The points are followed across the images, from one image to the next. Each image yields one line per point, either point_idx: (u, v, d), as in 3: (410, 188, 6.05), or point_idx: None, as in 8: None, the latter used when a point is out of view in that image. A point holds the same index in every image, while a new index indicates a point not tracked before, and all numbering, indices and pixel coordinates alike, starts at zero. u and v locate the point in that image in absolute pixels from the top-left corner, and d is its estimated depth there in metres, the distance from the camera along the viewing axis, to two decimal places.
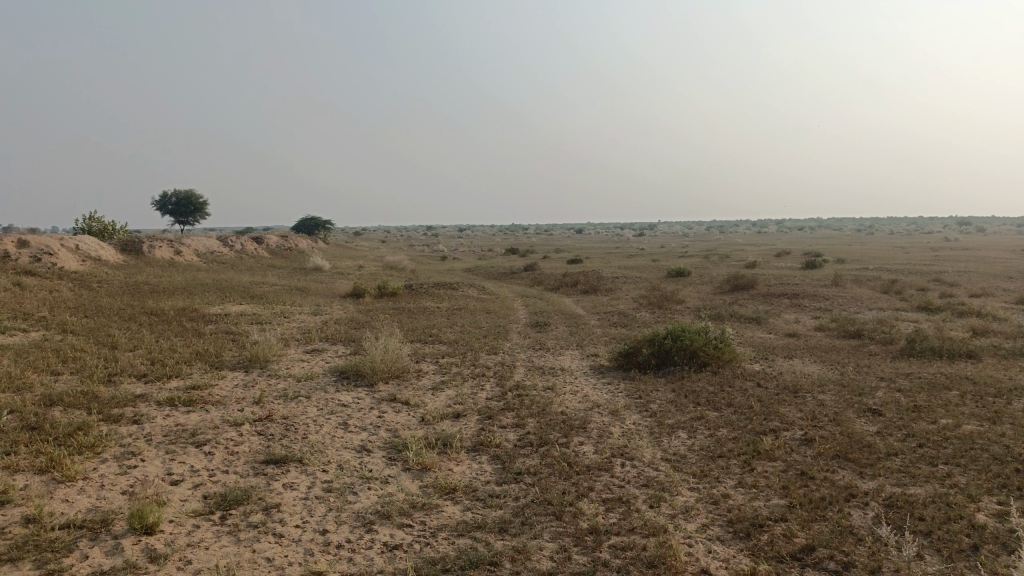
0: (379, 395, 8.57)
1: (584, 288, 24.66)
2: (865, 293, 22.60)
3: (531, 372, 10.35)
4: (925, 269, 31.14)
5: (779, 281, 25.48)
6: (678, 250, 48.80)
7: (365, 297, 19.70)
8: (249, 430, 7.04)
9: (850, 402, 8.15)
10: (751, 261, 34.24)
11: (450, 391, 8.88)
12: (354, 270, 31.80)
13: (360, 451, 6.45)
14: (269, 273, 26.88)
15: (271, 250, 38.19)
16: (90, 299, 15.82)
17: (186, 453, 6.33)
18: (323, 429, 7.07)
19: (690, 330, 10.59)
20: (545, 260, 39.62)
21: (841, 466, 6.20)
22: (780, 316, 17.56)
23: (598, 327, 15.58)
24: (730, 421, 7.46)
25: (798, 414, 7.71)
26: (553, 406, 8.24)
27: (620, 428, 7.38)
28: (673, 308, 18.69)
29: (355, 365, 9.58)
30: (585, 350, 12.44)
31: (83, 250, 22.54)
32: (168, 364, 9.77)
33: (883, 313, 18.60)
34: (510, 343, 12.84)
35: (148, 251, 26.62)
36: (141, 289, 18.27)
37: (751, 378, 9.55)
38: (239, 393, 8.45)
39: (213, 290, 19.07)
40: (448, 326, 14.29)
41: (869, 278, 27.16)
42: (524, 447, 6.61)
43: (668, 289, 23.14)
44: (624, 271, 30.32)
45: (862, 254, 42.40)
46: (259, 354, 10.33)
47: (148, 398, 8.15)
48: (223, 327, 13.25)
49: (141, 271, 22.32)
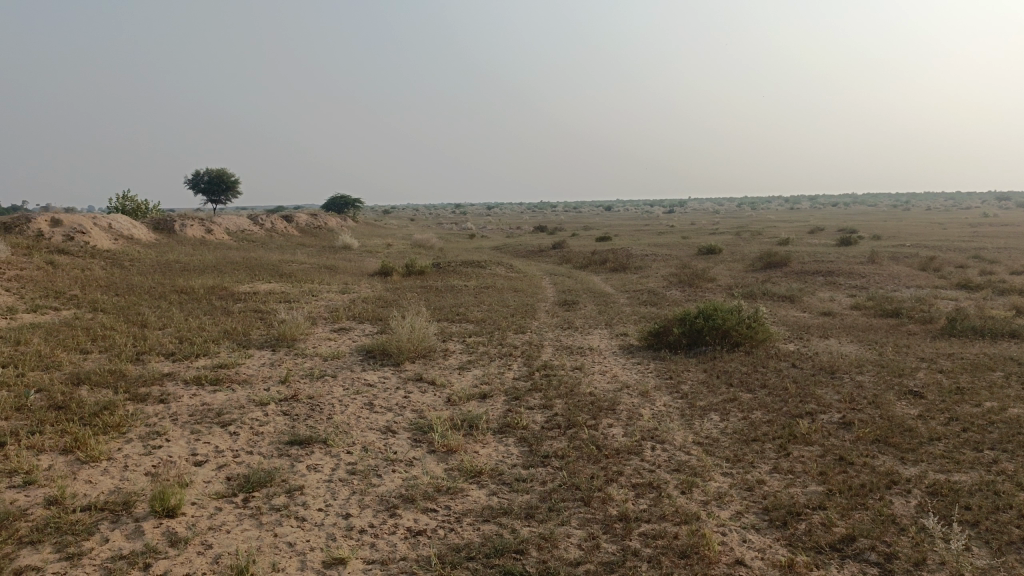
0: (405, 374, 8.48)
1: (613, 266, 24.38)
2: (903, 270, 22.04)
3: (559, 351, 10.19)
4: (965, 246, 30.32)
5: (813, 258, 24.97)
6: (710, 227, 48.14)
7: (393, 275, 19.66)
8: (275, 410, 6.99)
9: (889, 384, 7.87)
10: (784, 238, 33.61)
11: (477, 371, 8.76)
12: (383, 248, 31.83)
13: (384, 432, 6.36)
14: (299, 251, 27.00)
15: (301, 228, 38.38)
16: (121, 277, 15.95)
17: (211, 433, 6.29)
18: (349, 409, 6.99)
19: (723, 309, 10.34)
20: (574, 237, 39.32)
21: (881, 451, 5.97)
22: (814, 294, 17.17)
23: (627, 305, 15.35)
24: (764, 403, 7.24)
25: (835, 396, 7.46)
26: (582, 386, 8.07)
27: (650, 410, 7.20)
28: (704, 286, 18.37)
29: (382, 344, 9.50)
30: (614, 329, 12.23)
31: (116, 229, 22.78)
32: (196, 342, 9.77)
33: (922, 291, 18.11)
34: (537, 322, 12.70)
35: (180, 229, 26.86)
36: (172, 267, 18.41)
37: (785, 359, 9.29)
38: (265, 373, 8.41)
39: (242, 268, 19.15)
40: (475, 305, 14.17)
41: (907, 255, 26.50)
42: (552, 429, 6.47)
43: (699, 266, 22.79)
44: (654, 249, 29.93)
45: (899, 230, 41.40)
46: (286, 333, 10.30)
47: (174, 377, 8.14)
48: (252, 305, 13.27)
49: (172, 249, 22.52)
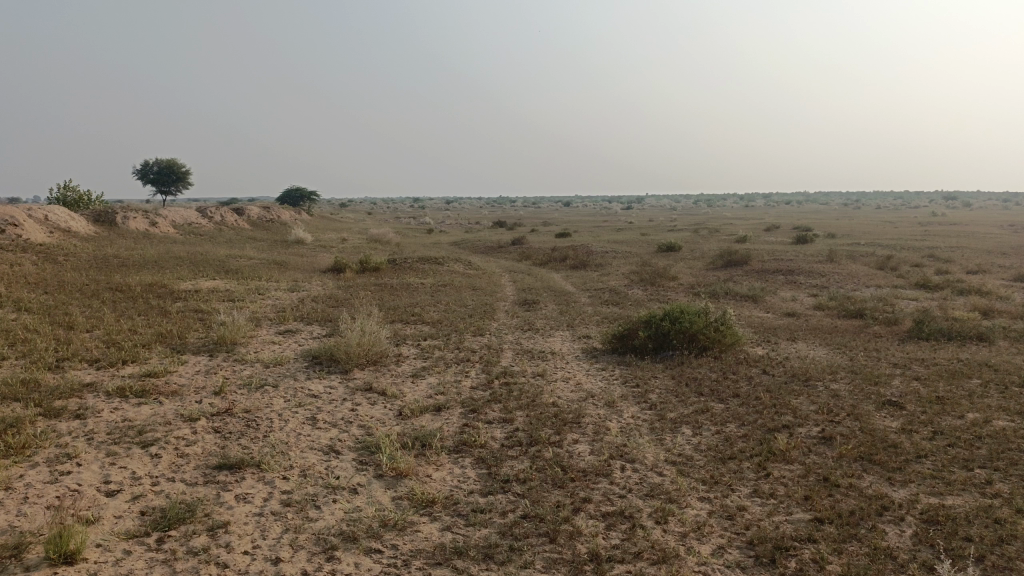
0: (353, 384, 7.83)
1: (573, 263, 23.91)
2: (861, 269, 22.01)
3: (520, 356, 9.64)
4: (918, 244, 30.62)
5: (773, 257, 24.87)
6: (667, 224, 48.04)
7: (346, 272, 18.92)
8: (205, 426, 6.31)
9: (867, 393, 7.48)
10: (743, 236, 33.58)
11: (431, 379, 8.15)
12: (337, 243, 30.89)
13: (327, 452, 5.73)
14: (249, 246, 26.00)
15: (252, 221, 37.21)
16: (53, 274, 14.92)
17: (129, 457, 5.59)
18: (288, 426, 6.34)
19: (690, 311, 9.89)
20: (534, 233, 38.83)
21: (866, 471, 5.54)
22: (776, 294, 16.93)
23: (589, 305, 14.87)
24: (738, 415, 6.79)
25: (811, 406, 7.04)
26: (544, 396, 7.53)
27: (618, 423, 6.69)
28: (666, 285, 17.99)
29: (329, 349, 8.83)
30: (576, 331, 11.71)
31: (52, 221, 21.54)
32: (125, 348, 8.98)
33: (881, 291, 17.99)
34: (497, 324, 12.13)
35: (122, 222, 25.61)
36: (110, 263, 17.38)
37: (756, 364, 8.87)
38: (199, 382, 7.69)
39: (186, 264, 18.17)
40: (431, 304, 13.53)
41: (864, 253, 26.60)
42: (512, 447, 5.91)
43: (660, 264, 22.47)
44: (614, 246, 29.58)
45: (854, 228, 41.73)
46: (226, 337, 9.56)
47: (96, 389, 7.36)
48: (192, 305, 12.44)
49: (112, 243, 21.38)
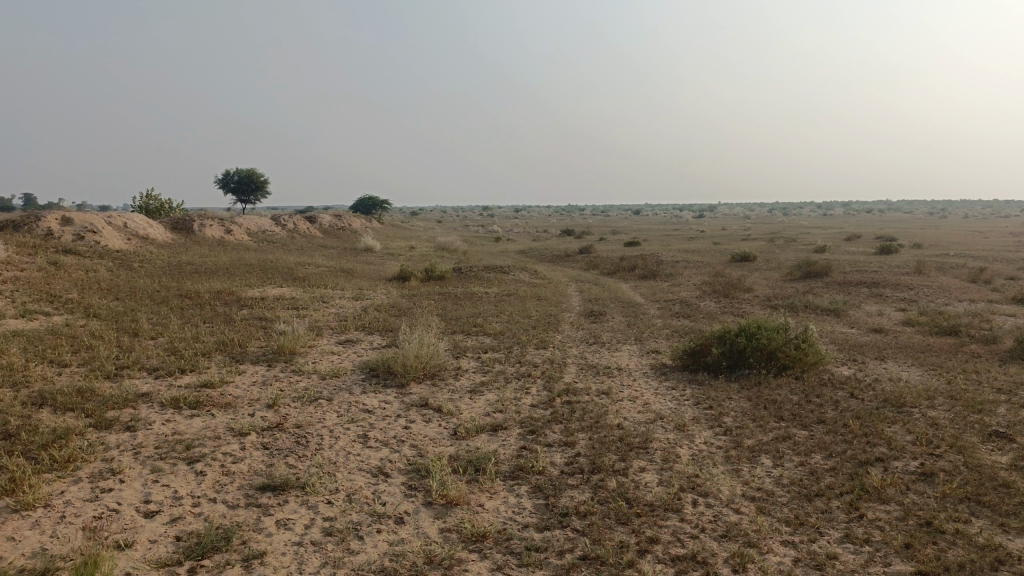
0: (409, 399, 7.51)
1: (642, 274, 23.25)
2: (952, 282, 20.65)
3: (584, 372, 9.15)
4: (1013, 256, 28.76)
5: (855, 268, 23.65)
6: (741, 233, 46.68)
7: (412, 280, 18.79)
8: (253, 442, 6.08)
9: (969, 422, 6.72)
10: (822, 245, 32.21)
11: (490, 396, 7.76)
12: (405, 251, 30.98)
13: (375, 475, 5.39)
14: (319, 253, 26.26)
15: (324, 229, 37.78)
16: (126, 280, 15.20)
17: (173, 474, 5.38)
18: (338, 444, 6.05)
19: (767, 327, 9.24)
20: (603, 242, 38.23)
21: (974, 514, 4.87)
22: (860, 308, 15.94)
23: (658, 317, 14.25)
24: (824, 445, 6.16)
25: (907, 437, 6.35)
26: (608, 418, 7.04)
27: (689, 450, 6.17)
28: (740, 298, 17.20)
29: (387, 362, 8.55)
30: (645, 345, 11.15)
31: (131, 228, 22.14)
32: (184, 356, 8.90)
33: (976, 306, 16.75)
34: (561, 336, 11.68)
35: (198, 229, 26.22)
36: (182, 269, 17.69)
37: (841, 387, 8.15)
38: (253, 394, 7.50)
39: (255, 271, 18.34)
40: (495, 315, 13.16)
41: (954, 264, 25.09)
42: (572, 475, 5.46)
43: (734, 275, 21.62)
44: (684, 255, 28.75)
45: (940, 239, 39.66)
46: (285, 346, 9.41)
47: (150, 399, 7.24)
48: (256, 313, 12.41)
49: (186, 250, 21.84)
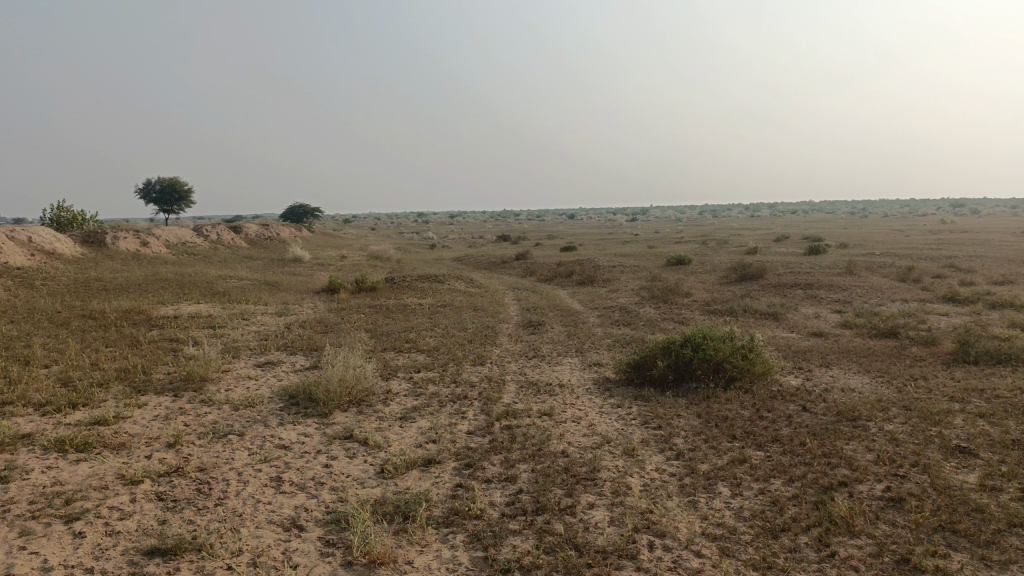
0: (332, 431, 6.79)
1: (580, 280, 22.84)
2: (882, 282, 20.90)
3: (524, 390, 8.57)
4: (936, 254, 29.52)
5: (789, 269, 23.78)
6: (674, 236, 46.88)
7: (341, 292, 17.91)
8: (147, 492, 5.28)
9: (930, 438, 6.37)
10: (755, 247, 32.54)
11: (423, 423, 7.10)
12: (336, 261, 29.95)
13: (288, 529, 4.69)
14: (243, 265, 25.03)
15: (251, 239, 36.34)
16: (25, 300, 13.92)
17: (45, 538, 4.52)
18: (247, 490, 5.31)
19: (713, 337, 8.84)
20: (539, 248, 37.86)
21: (953, 545, 4.45)
22: (798, 311, 15.84)
23: (599, 326, 13.78)
24: (783, 469, 5.71)
25: (868, 457, 5.95)
26: (552, 444, 6.47)
27: (640, 479, 5.64)
28: (680, 303, 16.93)
29: (308, 389, 7.80)
30: (587, 358, 10.63)
31: (36, 243, 20.57)
32: (79, 388, 7.95)
33: (909, 306, 16.85)
34: (499, 350, 11.09)
35: (112, 242, 24.66)
36: (90, 287, 16.39)
37: (792, 400, 7.77)
38: (154, 431, 6.66)
39: (171, 287, 17.16)
40: (428, 329, 12.48)
41: (882, 264, 25.48)
42: (514, 518, 4.85)
43: (671, 279, 21.41)
44: (619, 259, 28.55)
45: (865, 238, 40.67)
46: (196, 373, 8.55)
47: (32, 441, 6.31)
48: (168, 334, 11.42)
49: (97, 265, 20.40)
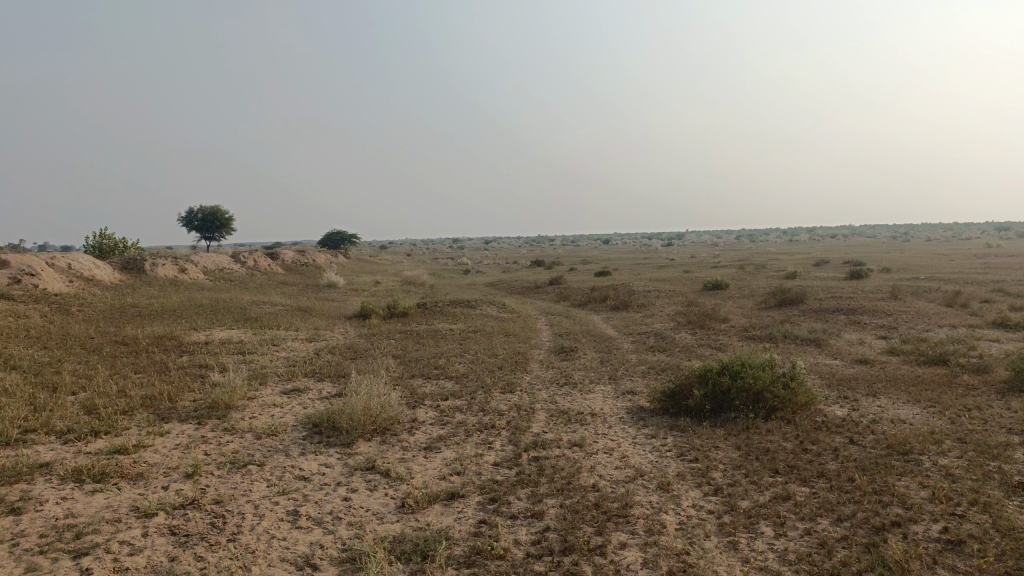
0: (354, 462, 6.56)
1: (614, 306, 22.47)
2: (928, 306, 20.21)
3: (554, 419, 8.27)
4: (984, 278, 28.58)
5: (829, 294, 23.16)
6: (710, 261, 46.30)
7: (372, 318, 17.81)
8: (160, 526, 5.08)
9: (989, 474, 5.92)
10: (794, 272, 31.87)
11: (448, 453, 6.85)
12: (370, 287, 29.98)
13: (301, 568, 4.45)
14: (277, 291, 25.15)
15: (287, 265, 36.67)
16: (60, 326, 14.02)
17: (50, 574, 4.30)
18: (262, 525, 5.09)
19: (753, 364, 8.46)
20: (573, 273, 37.59)
21: None
22: (840, 337, 15.31)
23: (633, 353, 13.42)
24: (831, 507, 5.32)
25: (921, 495, 5.54)
26: (582, 477, 6.16)
27: (677, 517, 5.30)
28: (717, 328, 16.51)
29: (332, 417, 7.60)
30: (620, 385, 10.31)
31: (75, 269, 20.89)
32: (103, 415, 7.85)
33: (957, 331, 16.20)
34: (529, 377, 10.82)
35: (150, 269, 24.97)
36: (125, 313, 16.51)
37: (838, 431, 7.36)
38: (173, 461, 6.49)
39: (204, 313, 17.23)
40: (458, 355, 12.25)
41: (927, 288, 24.70)
42: (540, 558, 4.55)
43: (707, 304, 20.97)
44: (654, 285, 28.12)
45: (908, 262, 39.72)
46: (220, 401, 8.41)
47: (49, 470, 6.16)
48: (197, 360, 11.35)
49: (134, 291, 20.62)
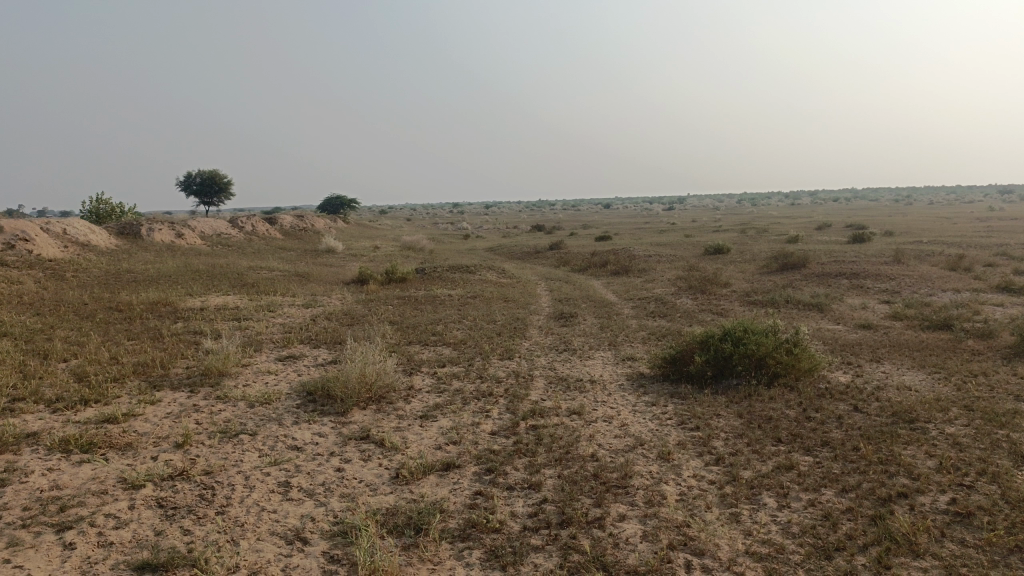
0: (348, 431, 6.43)
1: (614, 270, 22.25)
2: (931, 270, 20.00)
3: (553, 386, 8.12)
4: (988, 241, 28.32)
5: (832, 258, 22.92)
6: (712, 224, 45.98)
7: (370, 283, 17.62)
8: (148, 498, 4.96)
9: (997, 442, 5.79)
10: (797, 235, 31.59)
11: (444, 422, 6.71)
12: (369, 251, 29.74)
13: (290, 542, 4.33)
14: (275, 256, 24.93)
15: (286, 230, 36.39)
16: (54, 292, 13.85)
17: (32, 549, 4.17)
18: (252, 497, 4.96)
19: (755, 330, 8.29)
20: (574, 237, 37.31)
21: None
22: (843, 302, 15.12)
23: (633, 318, 13.25)
24: (835, 478, 5.19)
25: (928, 465, 5.40)
26: (581, 447, 6.02)
27: (677, 488, 5.17)
28: (718, 293, 16.32)
29: (326, 385, 7.46)
30: (620, 352, 10.15)
31: (71, 235, 20.66)
32: (94, 383, 7.71)
33: (961, 296, 16.01)
34: (528, 343, 10.67)
35: (147, 234, 24.74)
36: (121, 279, 16.33)
37: (842, 399, 7.21)
38: (164, 430, 6.36)
39: (201, 278, 17.04)
40: (456, 321, 12.09)
41: (931, 252, 24.46)
42: (536, 532, 4.43)
43: (709, 269, 20.75)
44: (655, 249, 27.89)
45: (911, 225, 39.38)
46: (213, 368, 8.27)
47: (37, 440, 6.02)
48: (192, 327, 11.19)
49: (130, 257, 20.42)
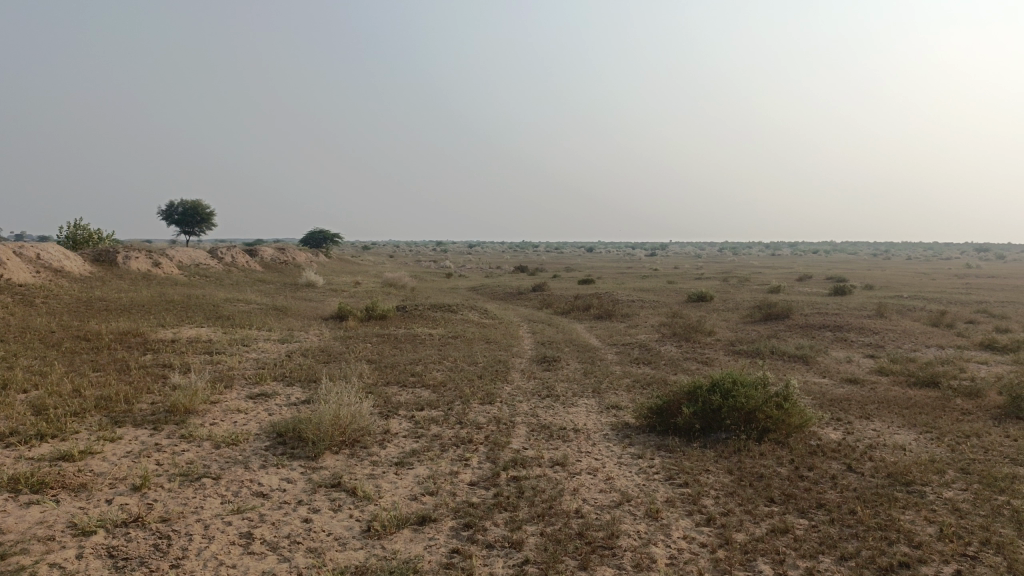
0: (319, 477, 6.08)
1: (597, 315, 22.04)
2: (914, 326, 19.99)
3: (535, 434, 7.81)
4: (969, 298, 28.49)
5: (815, 310, 22.89)
6: (695, 272, 46.20)
7: (350, 320, 17.27)
8: (97, 547, 4.57)
9: (998, 509, 5.54)
10: (780, 286, 31.65)
11: (422, 470, 6.37)
12: (350, 287, 29.37)
13: None
14: (254, 289, 24.52)
15: (266, 262, 35.98)
16: (21, 319, 13.39)
17: None
18: (211, 548, 4.60)
19: (745, 382, 8.05)
20: (558, 279, 37.17)
21: None
22: (828, 354, 14.97)
23: (617, 365, 13.00)
24: (833, 544, 4.91)
25: (929, 531, 5.14)
26: (564, 501, 5.70)
27: (668, 550, 4.87)
28: (702, 341, 16.15)
29: (298, 427, 7.10)
30: (604, 399, 9.87)
31: (44, 260, 20.18)
32: (52, 416, 7.30)
33: (945, 352, 15.94)
34: (510, 387, 10.37)
35: (123, 262, 24.27)
36: (92, 307, 15.86)
37: (835, 457, 6.96)
38: (122, 471, 5.96)
39: (175, 309, 16.61)
40: (436, 362, 11.77)
41: (912, 307, 24.52)
42: None
43: (692, 316, 20.60)
44: (639, 294, 27.77)
45: (891, 280, 39.68)
46: (180, 404, 7.89)
47: None
48: (162, 359, 10.78)
49: (105, 285, 19.93)
